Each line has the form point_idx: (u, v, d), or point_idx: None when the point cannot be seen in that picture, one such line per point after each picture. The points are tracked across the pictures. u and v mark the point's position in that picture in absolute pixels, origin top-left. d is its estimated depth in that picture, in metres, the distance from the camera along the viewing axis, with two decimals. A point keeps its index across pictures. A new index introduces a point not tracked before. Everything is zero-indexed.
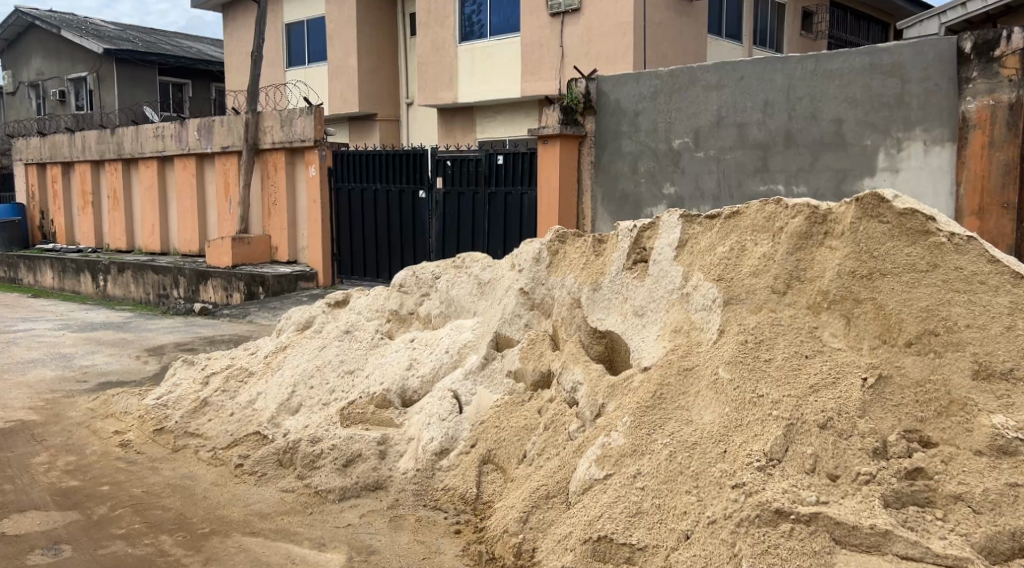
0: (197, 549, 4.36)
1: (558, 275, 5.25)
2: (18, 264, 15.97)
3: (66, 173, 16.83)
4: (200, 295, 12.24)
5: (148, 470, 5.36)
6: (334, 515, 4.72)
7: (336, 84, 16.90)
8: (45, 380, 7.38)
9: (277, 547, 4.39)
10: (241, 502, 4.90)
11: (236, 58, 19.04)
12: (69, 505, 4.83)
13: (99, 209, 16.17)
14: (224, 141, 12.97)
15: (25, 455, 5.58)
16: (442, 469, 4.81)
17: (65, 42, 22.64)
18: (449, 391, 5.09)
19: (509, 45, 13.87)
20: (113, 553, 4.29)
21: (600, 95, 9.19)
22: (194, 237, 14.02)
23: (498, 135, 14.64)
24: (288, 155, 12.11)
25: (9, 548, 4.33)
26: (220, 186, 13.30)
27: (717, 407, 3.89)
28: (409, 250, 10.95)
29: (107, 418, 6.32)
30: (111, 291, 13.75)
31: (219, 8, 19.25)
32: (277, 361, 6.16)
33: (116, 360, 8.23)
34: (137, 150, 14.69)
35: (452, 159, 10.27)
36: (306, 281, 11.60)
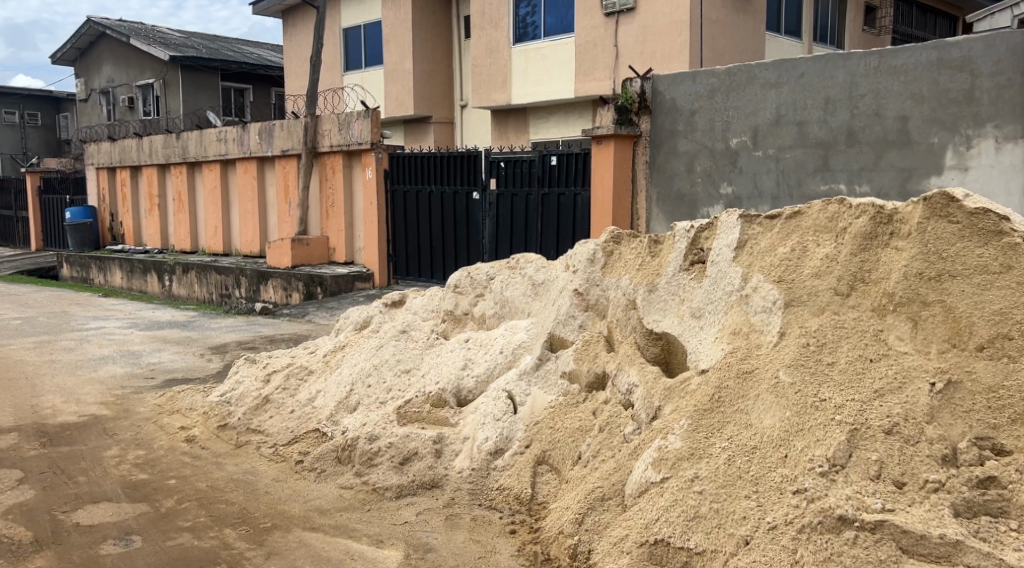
0: (260, 543, 4.44)
1: (613, 276, 5.20)
2: (89, 264, 16.51)
3: (134, 177, 17.33)
4: (261, 295, 12.48)
5: (212, 465, 5.49)
6: (391, 513, 4.77)
7: (392, 87, 17.09)
8: (115, 377, 7.61)
9: (336, 543, 4.45)
10: (301, 498, 4.99)
11: (296, 63, 19.40)
12: (139, 498, 4.97)
13: (165, 211, 16.61)
14: (284, 144, 13.21)
15: (97, 448, 5.75)
16: (497, 469, 4.85)
17: (133, 50, 23.34)
18: (504, 391, 5.12)
19: (563, 45, 13.84)
20: (180, 545, 4.40)
21: (656, 94, 9.12)
22: (254, 238, 14.30)
23: (552, 136, 14.63)
24: (345, 157, 12.28)
25: (84, 537, 4.47)
26: (280, 188, 13.55)
27: (777, 411, 3.82)
28: (463, 251, 11.01)
29: (173, 413, 6.49)
30: (176, 291, 14.11)
31: (279, 15, 19.65)
32: (336, 360, 6.26)
33: (181, 357, 8.45)
34: (200, 153, 15.06)
35: (506, 160, 10.28)
36: (362, 281, 11.74)
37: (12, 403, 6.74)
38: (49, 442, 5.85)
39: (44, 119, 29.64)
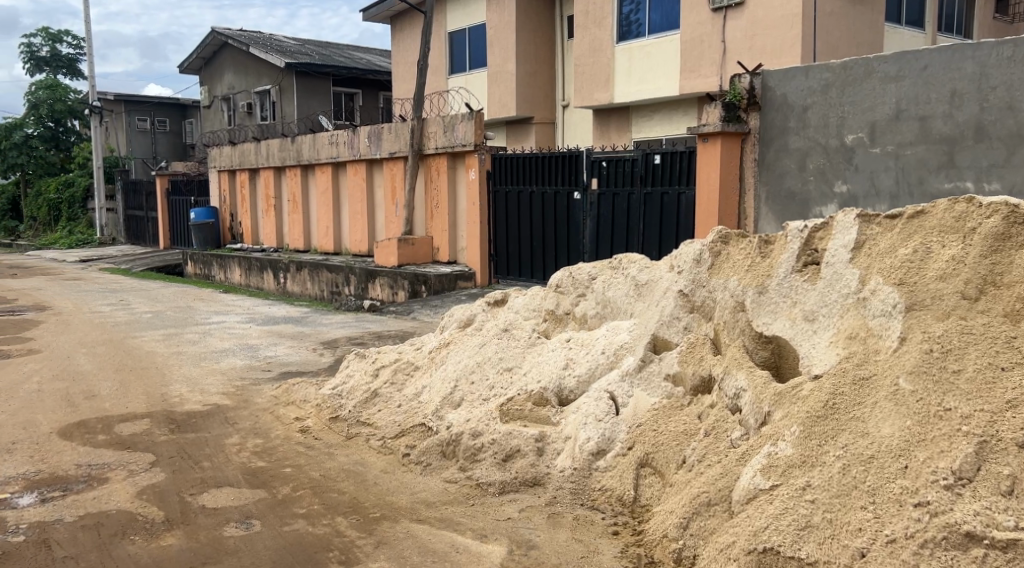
0: (370, 532, 4.57)
1: (720, 277, 5.08)
2: (211, 262, 17.33)
3: (252, 179, 18.08)
4: (369, 293, 12.80)
5: (324, 455, 5.67)
6: (493, 509, 4.81)
7: (495, 88, 17.25)
8: (236, 369, 7.96)
9: (442, 535, 4.53)
10: (408, 490, 5.10)
11: (403, 67, 19.83)
12: (258, 484, 5.18)
13: (280, 212, 17.25)
14: (391, 146, 13.52)
15: (220, 435, 6.03)
16: (599, 469, 4.83)
17: (252, 58, 24.38)
18: (605, 392, 5.11)
19: (669, 42, 13.64)
20: (295, 531, 4.56)
21: (766, 90, 8.87)
22: (363, 237, 14.68)
23: (655, 134, 14.45)
24: (450, 158, 12.47)
25: (209, 519, 4.69)
26: (387, 190, 13.89)
27: (897, 420, 3.66)
28: (564, 251, 10.99)
29: (288, 405, 6.74)
30: (290, 287, 14.63)
31: (388, 20, 20.12)
32: (441, 356, 6.36)
33: (295, 351, 8.76)
34: (313, 156, 15.59)
35: (607, 160, 10.22)
36: (464, 280, 11.90)
37: (143, 391, 7.14)
38: (177, 429, 6.16)
39: (172, 125, 31.30)
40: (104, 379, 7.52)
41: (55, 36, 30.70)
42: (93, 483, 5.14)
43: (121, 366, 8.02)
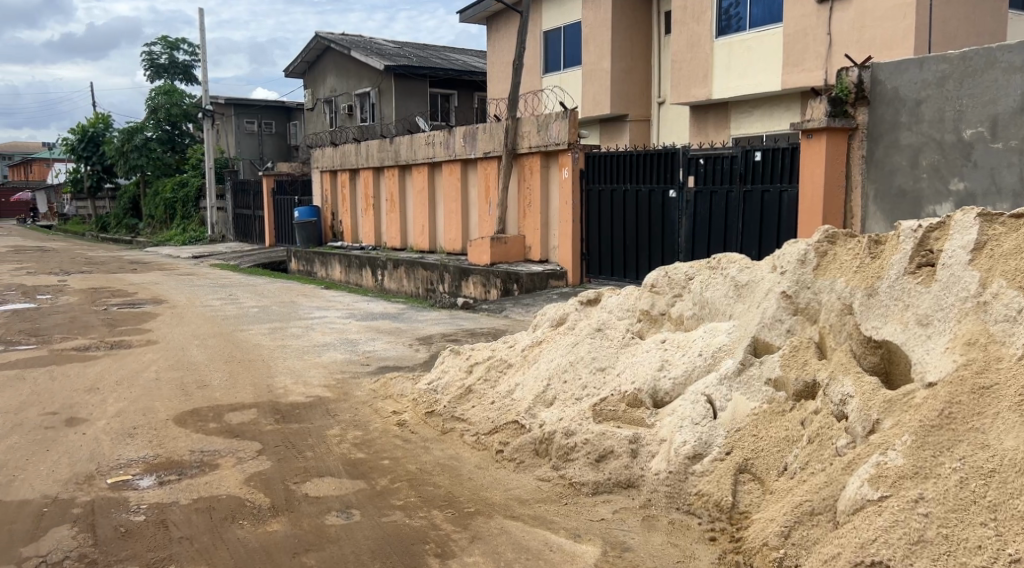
0: (465, 526, 4.61)
1: (827, 277, 4.88)
2: (313, 259, 17.85)
3: (353, 179, 18.52)
4: (463, 291, 12.93)
5: (421, 448, 5.74)
6: (587, 509, 4.77)
7: (590, 86, 17.15)
8: (336, 362, 8.16)
9: (536, 533, 4.53)
10: (502, 486, 5.11)
11: (499, 67, 19.94)
12: (358, 474, 5.29)
13: (379, 210, 17.60)
14: (486, 146, 13.61)
15: (322, 426, 6.18)
16: (695, 473, 4.67)
17: (353, 62, 24.99)
18: (702, 395, 4.98)
19: (771, 36, 13.27)
20: (394, 522, 4.64)
21: (875, 83, 8.50)
22: (457, 236, 14.83)
23: (755, 130, 14.08)
24: (543, 158, 12.46)
25: (312, 507, 4.82)
26: (482, 189, 13.98)
27: (1021, 433, 3.50)
28: (658, 250, 10.83)
29: (386, 398, 6.85)
30: (387, 284, 14.92)
31: (484, 21, 20.28)
32: (535, 354, 6.36)
33: (393, 346, 8.92)
34: (411, 156, 15.84)
35: (705, 157, 10.03)
36: (556, 279, 11.87)
37: (251, 382, 7.39)
38: (282, 419, 6.35)
39: (277, 127, 32.40)
40: (215, 369, 7.83)
41: (173, 44, 32.20)
42: (205, 468, 5.35)
43: (231, 358, 8.33)
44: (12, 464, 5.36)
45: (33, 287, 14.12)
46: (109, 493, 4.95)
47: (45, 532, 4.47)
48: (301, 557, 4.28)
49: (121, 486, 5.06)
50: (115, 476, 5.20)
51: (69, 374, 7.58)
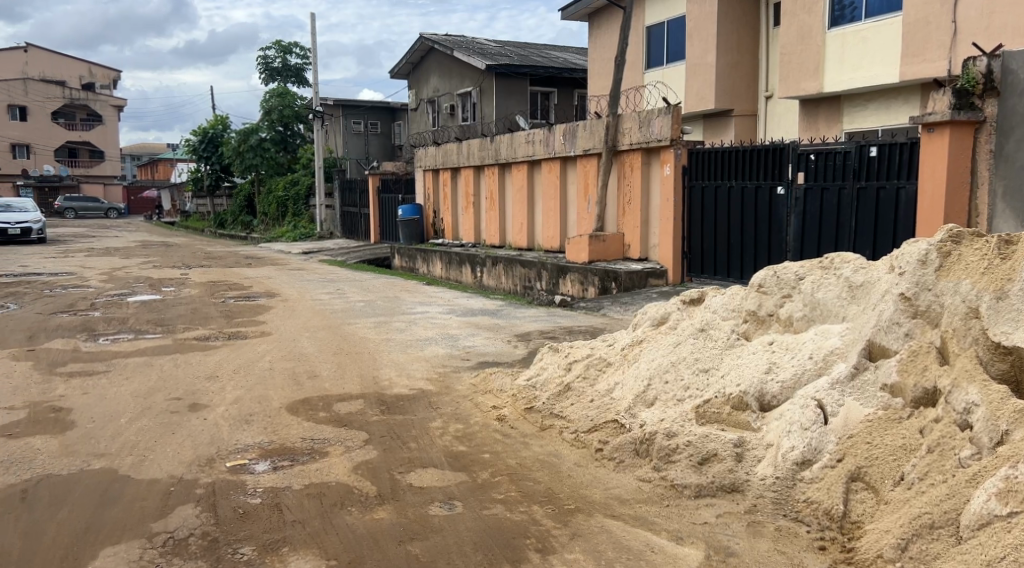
0: (564, 523, 4.60)
1: (950, 279, 4.63)
2: (415, 256, 18.19)
3: (454, 178, 18.76)
4: (560, 288, 12.89)
5: (520, 444, 5.76)
6: (689, 511, 4.68)
7: (694, 81, 16.85)
8: (437, 356, 8.29)
9: (638, 533, 4.48)
10: (602, 484, 5.08)
11: (601, 64, 19.82)
12: (459, 467, 5.35)
13: (478, 208, 17.77)
14: (586, 143, 13.56)
15: (424, 419, 6.28)
16: (804, 480, 4.59)
17: (456, 61, 25.33)
18: (812, 400, 4.82)
19: (888, 26, 12.72)
20: (495, 515, 4.68)
21: (1006, 73, 8.02)
22: (555, 233, 14.83)
23: (870, 124, 13.57)
24: (645, 155, 12.33)
25: (416, 497, 4.90)
26: (581, 186, 13.94)
27: None
28: (764, 249, 10.55)
29: (486, 393, 6.90)
30: (486, 281, 15.05)
31: (586, 18, 20.20)
32: (635, 354, 6.30)
33: (493, 342, 9.00)
34: (511, 154, 15.93)
35: (816, 153, 9.69)
36: (656, 278, 11.70)
37: (358, 374, 7.58)
38: (387, 410, 6.49)
39: (383, 127, 33.16)
40: (324, 361, 8.07)
41: (286, 48, 33.40)
42: (315, 456, 5.52)
43: (339, 350, 8.57)
44: (141, 444, 5.67)
45: (158, 279, 14.90)
46: (228, 476, 5.17)
47: (171, 510, 4.71)
48: (407, 545, 4.36)
49: (239, 470, 5.27)
50: (234, 460, 5.42)
51: (191, 362, 7.96)
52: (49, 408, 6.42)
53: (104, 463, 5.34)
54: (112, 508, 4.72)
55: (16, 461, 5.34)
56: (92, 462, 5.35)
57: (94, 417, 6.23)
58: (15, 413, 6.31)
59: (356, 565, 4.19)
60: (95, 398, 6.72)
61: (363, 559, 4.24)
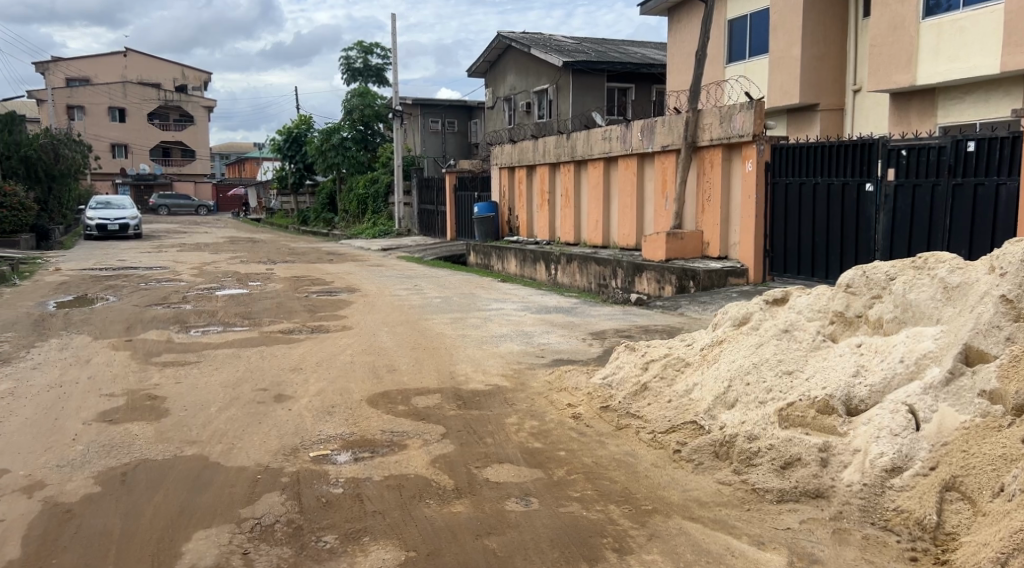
0: (642, 523, 4.55)
1: None
2: (490, 253, 18.26)
3: (530, 176, 18.77)
4: (637, 286, 12.76)
5: (596, 442, 5.71)
6: (771, 516, 4.56)
7: (777, 76, 16.46)
8: (512, 353, 8.30)
9: (718, 536, 4.40)
10: (679, 486, 5.00)
11: (680, 59, 19.55)
12: (535, 463, 5.34)
13: (554, 206, 17.73)
14: (665, 140, 13.41)
15: (500, 414, 6.29)
16: (894, 488, 4.44)
17: (533, 59, 25.34)
18: (903, 405, 4.72)
19: (990, 15, 12.24)
20: (572, 513, 4.65)
21: None
22: (632, 231, 14.69)
23: (968, 117, 13.03)
24: (726, 151, 12.10)
25: (493, 492, 4.92)
26: (658, 183, 13.77)
27: None
28: (850, 248, 10.24)
29: (561, 390, 6.87)
30: (561, 279, 15.00)
31: (666, 12, 19.95)
32: (715, 354, 6.17)
33: (567, 340, 8.97)
34: (587, 151, 15.85)
35: (908, 148, 9.34)
36: (736, 276, 11.45)
37: (435, 368, 7.66)
38: (463, 405, 6.53)
39: (460, 125, 33.44)
40: (402, 355, 8.18)
41: (367, 49, 34.02)
42: (395, 448, 5.59)
43: (417, 345, 8.67)
44: (230, 433, 5.84)
45: (245, 274, 15.37)
46: (312, 465, 5.28)
47: (259, 496, 4.84)
48: (484, 540, 4.38)
49: (322, 460, 5.38)
50: (317, 450, 5.54)
51: (276, 354, 8.17)
52: (145, 395, 6.68)
53: (195, 450, 5.52)
54: (204, 493, 4.87)
55: (116, 445, 5.57)
56: (184, 449, 5.54)
57: (187, 405, 6.46)
58: (114, 399, 6.59)
59: (435, 556, 4.23)
60: (188, 387, 6.96)
61: (441, 551, 4.27)
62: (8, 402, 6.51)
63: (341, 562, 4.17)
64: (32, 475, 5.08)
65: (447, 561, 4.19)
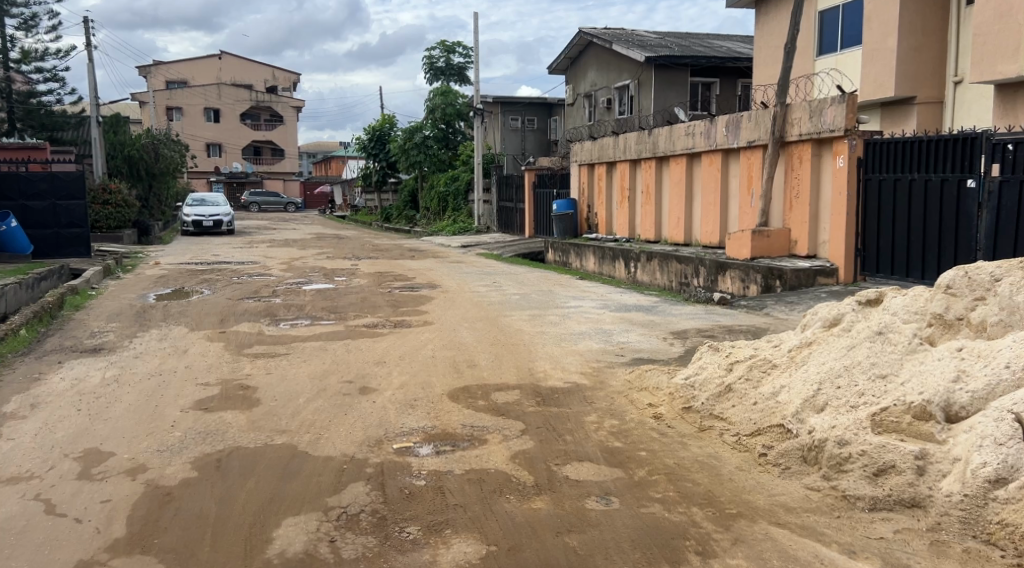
0: (726, 527, 4.46)
1: None
2: (569, 251, 18.18)
3: (610, 172, 18.62)
4: (720, 285, 12.51)
5: (678, 443, 5.62)
6: (863, 525, 4.46)
7: (870, 68, 15.89)
8: (592, 351, 8.25)
9: (806, 544, 4.30)
10: (765, 491, 4.88)
11: (767, 53, 19.10)
12: (616, 463, 5.29)
13: (634, 203, 17.54)
14: (751, 135, 13.12)
15: (580, 412, 6.25)
16: (997, 500, 4.26)
17: (615, 54, 25.13)
18: (1009, 414, 4.50)
19: None
20: (653, 515, 4.58)
21: None
22: (715, 228, 14.42)
23: None
24: (815, 146, 11.76)
25: (573, 489, 4.89)
26: (744, 179, 13.48)
27: None
28: (948, 248, 9.82)
29: (642, 390, 6.77)
30: (641, 277, 14.82)
31: (753, 5, 19.51)
32: (803, 356, 5.99)
33: (647, 338, 8.86)
34: (670, 147, 15.63)
35: (1014, 143, 8.89)
36: (825, 276, 11.12)
37: (514, 365, 7.67)
38: (542, 402, 6.51)
39: (540, 123, 33.43)
40: (483, 351, 8.22)
41: (449, 48, 34.34)
42: (475, 442, 5.61)
43: (496, 341, 8.70)
44: (318, 423, 5.97)
45: (331, 269, 15.71)
46: (395, 457, 5.35)
47: (345, 486, 4.93)
48: (564, 537, 4.36)
49: (405, 452, 5.45)
50: (400, 443, 5.61)
51: (361, 348, 8.32)
52: (237, 385, 6.89)
53: (285, 439, 5.67)
54: (292, 481, 4.99)
55: (210, 433, 5.76)
56: (274, 437, 5.69)
57: (277, 395, 6.63)
58: (209, 388, 6.81)
59: (515, 552, 4.22)
60: (278, 378, 7.15)
61: (522, 547, 4.27)
62: (112, 388, 6.81)
63: (423, 554, 4.21)
64: (134, 459, 5.30)
65: (528, 558, 4.18)
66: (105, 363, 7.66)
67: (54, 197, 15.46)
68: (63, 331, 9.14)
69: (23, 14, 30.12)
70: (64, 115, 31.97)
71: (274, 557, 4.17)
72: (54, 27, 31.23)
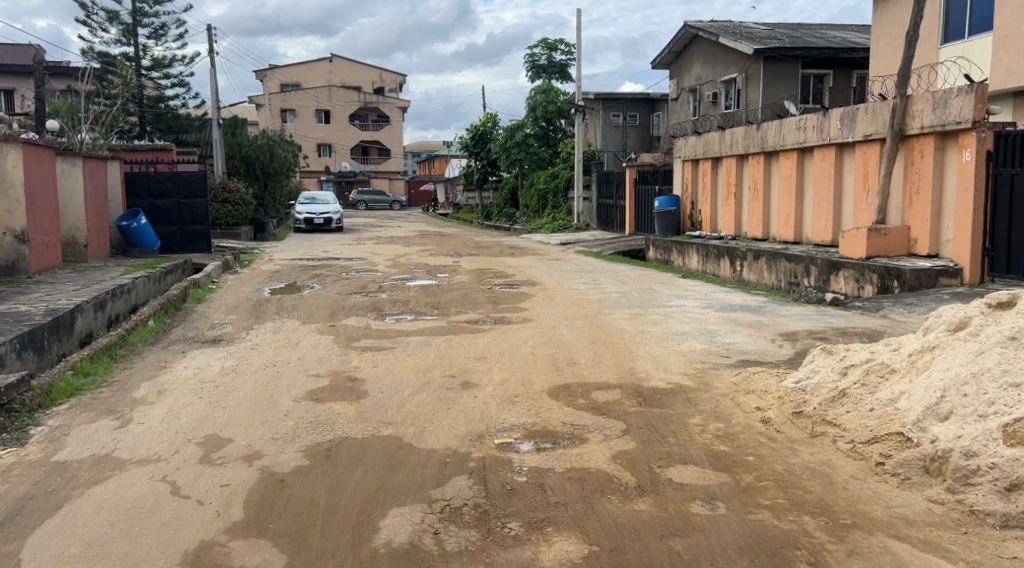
0: (841, 538, 4.26)
1: None
2: (671, 248, 17.86)
3: (715, 168, 18.16)
4: (832, 285, 12.01)
5: (787, 449, 5.41)
6: (994, 543, 4.19)
7: (1003, 55, 14.93)
8: (696, 351, 8.06)
9: (930, 560, 4.07)
10: (882, 502, 4.64)
11: (886, 43, 18.27)
12: (722, 467, 5.13)
13: (740, 200, 17.04)
14: (868, 128, 12.56)
15: (682, 414, 6.11)
16: None
17: (722, 47, 24.56)
18: None
19: None
20: (761, 522, 4.42)
21: None
22: (827, 225, 13.88)
23: None
24: (939, 138, 11.15)
25: (677, 493, 4.77)
26: (859, 175, 12.94)
27: None
28: None
29: (749, 393, 6.54)
30: (746, 276, 14.38)
31: None
32: (925, 362, 5.64)
33: (754, 340, 8.60)
34: (779, 142, 15.13)
35: None
36: (949, 277, 10.54)
37: (615, 363, 7.60)
38: (645, 402, 6.40)
39: (642, 119, 33.02)
40: (584, 349, 8.15)
41: (552, 45, 34.33)
42: (576, 441, 5.57)
43: (598, 340, 8.61)
44: (423, 416, 6.06)
45: (435, 266, 15.88)
46: (496, 452, 5.36)
47: (448, 479, 4.97)
48: (668, 540, 4.26)
49: (506, 447, 5.45)
50: (501, 438, 5.62)
51: (464, 343, 8.40)
52: (346, 377, 7.06)
53: (391, 430, 5.77)
54: (398, 472, 5.07)
55: (321, 422, 5.91)
56: (381, 428, 5.80)
57: (383, 388, 6.77)
58: (320, 380, 7.01)
59: (619, 553, 4.15)
60: (384, 370, 7.30)
61: (625, 548, 4.19)
62: (230, 377, 7.10)
63: (525, 551, 4.19)
64: (250, 446, 5.48)
65: (631, 559, 4.11)
66: (225, 354, 8.00)
67: (179, 196, 16.27)
68: (186, 322, 9.61)
69: (154, 23, 31.79)
70: (188, 118, 33.59)
71: (381, 546, 4.24)
72: (181, 35, 32.90)
